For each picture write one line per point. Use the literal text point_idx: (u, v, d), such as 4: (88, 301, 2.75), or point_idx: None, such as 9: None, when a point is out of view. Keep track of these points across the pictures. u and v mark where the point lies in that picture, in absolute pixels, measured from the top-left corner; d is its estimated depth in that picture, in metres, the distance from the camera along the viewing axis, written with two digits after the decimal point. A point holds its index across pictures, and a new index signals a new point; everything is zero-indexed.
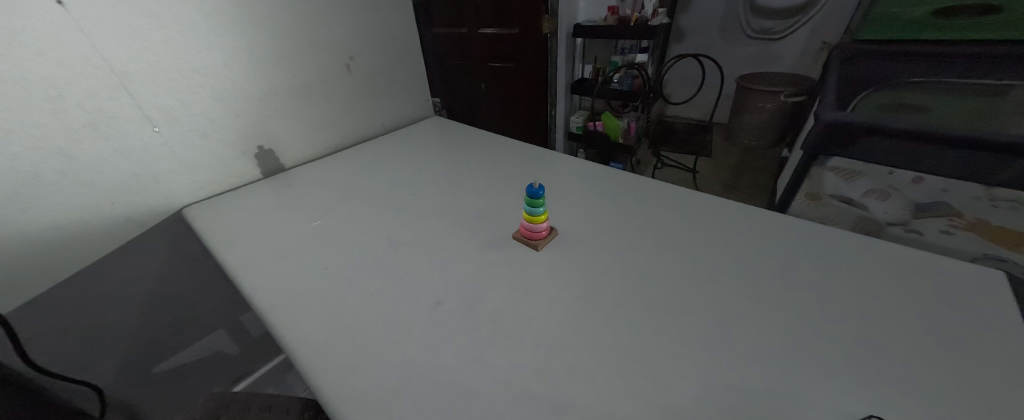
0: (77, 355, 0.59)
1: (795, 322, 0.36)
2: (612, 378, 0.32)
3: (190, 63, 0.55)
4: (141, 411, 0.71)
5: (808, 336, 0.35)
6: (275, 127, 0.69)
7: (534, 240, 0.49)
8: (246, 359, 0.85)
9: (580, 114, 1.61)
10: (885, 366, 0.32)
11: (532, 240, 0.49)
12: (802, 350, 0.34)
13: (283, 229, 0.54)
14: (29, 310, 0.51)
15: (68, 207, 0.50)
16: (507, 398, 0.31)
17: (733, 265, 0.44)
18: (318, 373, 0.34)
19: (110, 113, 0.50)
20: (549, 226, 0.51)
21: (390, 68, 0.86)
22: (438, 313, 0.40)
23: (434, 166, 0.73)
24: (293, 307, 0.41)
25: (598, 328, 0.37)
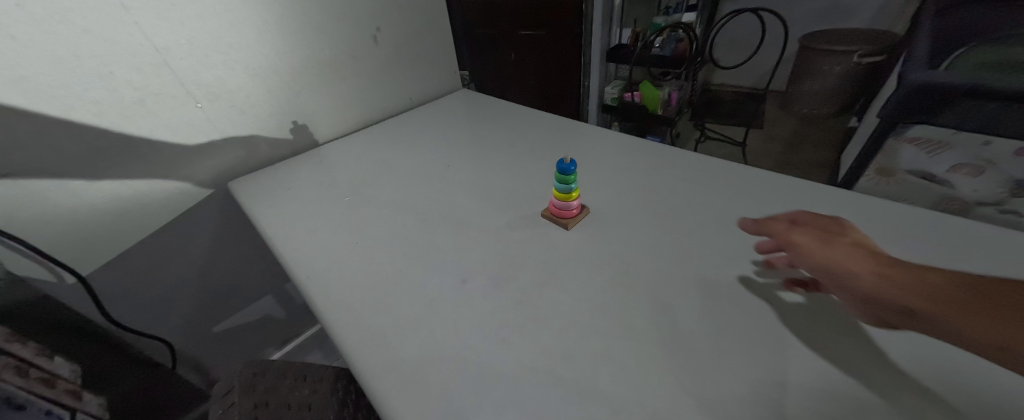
0: (148, 316, 0.66)
1: (861, 317, 0.32)
2: (644, 367, 0.30)
3: (224, 39, 0.56)
4: (205, 364, 0.79)
5: (876, 334, 0.31)
6: (308, 102, 0.69)
7: (564, 219, 0.47)
8: (292, 323, 0.92)
9: (616, 84, 1.51)
10: (970, 370, 0.28)
11: (561, 218, 0.47)
12: (869, 349, 0.30)
13: (316, 203, 0.56)
14: (103, 273, 0.57)
15: (127, 181, 0.54)
16: (532, 381, 0.30)
17: None
18: (348, 345, 0.35)
19: (156, 90, 0.52)
20: (579, 204, 0.48)
21: (416, 39, 0.83)
22: (464, 290, 0.39)
23: (461, 141, 0.71)
24: (325, 280, 0.42)
25: (630, 312, 0.35)
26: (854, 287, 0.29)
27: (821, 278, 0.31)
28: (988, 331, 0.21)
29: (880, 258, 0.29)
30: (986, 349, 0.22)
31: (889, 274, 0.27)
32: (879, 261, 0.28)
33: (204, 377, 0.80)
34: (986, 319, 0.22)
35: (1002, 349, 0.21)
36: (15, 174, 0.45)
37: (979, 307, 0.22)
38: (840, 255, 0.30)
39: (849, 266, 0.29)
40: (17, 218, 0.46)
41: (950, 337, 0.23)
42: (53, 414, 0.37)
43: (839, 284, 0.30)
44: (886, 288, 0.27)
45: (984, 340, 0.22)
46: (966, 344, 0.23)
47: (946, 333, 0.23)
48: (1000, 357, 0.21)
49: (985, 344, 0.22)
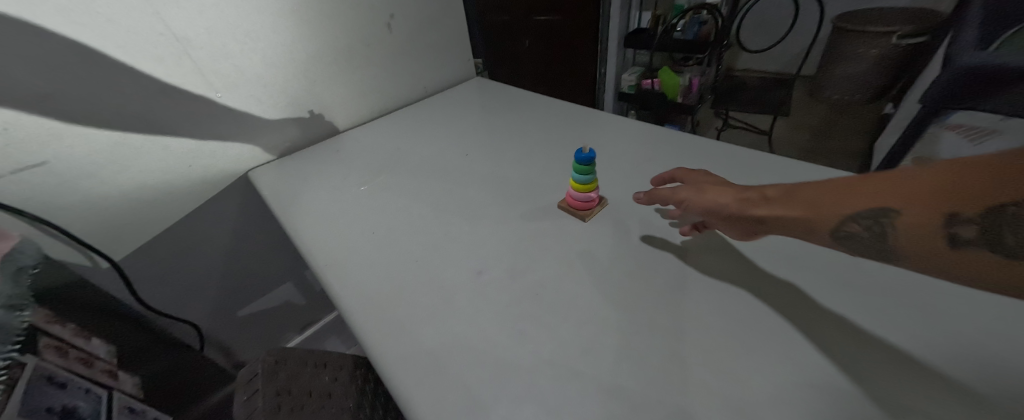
0: (176, 300, 0.68)
1: (896, 320, 0.31)
2: (666, 364, 0.29)
3: (242, 28, 0.56)
4: (231, 346, 0.82)
5: (912, 337, 0.29)
6: (323, 91, 0.69)
7: (582, 211, 0.46)
8: (311, 309, 0.94)
9: (633, 70, 1.46)
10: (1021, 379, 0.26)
11: (579, 210, 0.46)
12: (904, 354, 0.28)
13: (334, 193, 0.56)
14: (134, 258, 0.59)
15: (153, 170, 0.55)
16: (550, 376, 0.30)
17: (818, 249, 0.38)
18: (366, 334, 0.35)
19: (178, 81, 0.53)
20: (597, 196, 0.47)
21: (430, 26, 0.82)
22: (479, 282, 0.39)
23: (476, 130, 0.70)
24: (343, 269, 0.42)
25: (651, 307, 0.34)
26: (724, 217, 0.36)
27: (705, 215, 0.38)
28: (803, 221, 0.29)
29: (730, 189, 0.36)
30: (807, 234, 0.29)
31: (738, 198, 0.35)
32: (728, 191, 0.36)
33: (230, 359, 0.83)
34: (796, 213, 0.29)
35: (813, 229, 0.29)
36: (49, 162, 0.46)
37: (793, 204, 0.30)
38: (706, 198, 0.37)
39: (716, 201, 0.36)
40: (53, 205, 0.48)
41: (782, 230, 0.31)
42: (93, 393, 0.40)
43: (707, 209, 0.37)
44: (741, 208, 0.34)
45: (804, 227, 0.29)
46: (795, 234, 0.30)
47: (783, 231, 0.31)
48: (815, 236, 0.29)
49: (804, 231, 0.29)
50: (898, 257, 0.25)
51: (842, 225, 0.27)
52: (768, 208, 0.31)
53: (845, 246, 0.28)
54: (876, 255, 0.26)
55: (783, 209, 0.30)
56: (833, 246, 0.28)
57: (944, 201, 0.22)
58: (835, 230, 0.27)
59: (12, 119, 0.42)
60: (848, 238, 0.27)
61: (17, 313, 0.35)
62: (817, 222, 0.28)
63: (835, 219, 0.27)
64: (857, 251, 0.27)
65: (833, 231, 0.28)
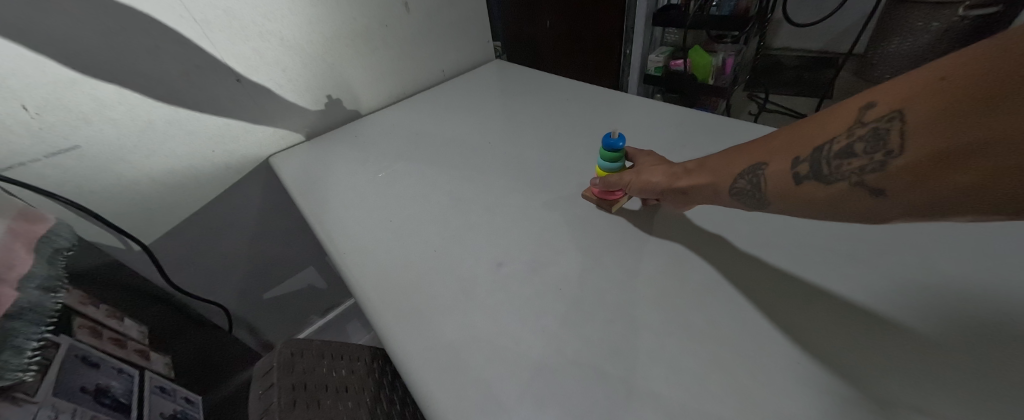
0: (205, 283, 0.70)
1: (967, 332, 0.28)
2: (702, 371, 0.27)
3: (259, 9, 0.54)
4: (258, 327, 0.85)
5: (987, 352, 0.26)
6: (340, 76, 0.68)
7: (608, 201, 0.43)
8: (333, 293, 0.96)
9: (661, 51, 1.38)
10: None
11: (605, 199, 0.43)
12: (977, 372, 0.25)
13: (353, 179, 0.55)
14: (164, 241, 0.60)
15: (178, 155, 0.55)
16: (576, 378, 0.28)
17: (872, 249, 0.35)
18: (385, 326, 0.34)
19: (204, 72, 0.53)
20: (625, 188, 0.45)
21: (448, 6, 0.79)
22: (501, 275, 0.37)
23: (496, 115, 0.68)
24: (362, 258, 0.42)
25: (685, 308, 0.32)
26: (655, 194, 0.40)
27: (643, 194, 0.41)
28: (711, 183, 0.35)
29: (661, 166, 0.40)
30: (715, 196, 0.35)
31: (662, 173, 0.39)
32: (657, 168, 0.40)
33: (257, 339, 0.86)
34: (707, 177, 0.35)
35: (717, 189, 0.34)
36: (81, 147, 0.47)
37: (707, 171, 0.36)
38: (641, 177, 0.41)
39: (648, 181, 0.40)
40: (86, 188, 0.50)
41: (697, 196, 0.36)
42: (125, 373, 0.41)
43: (641, 187, 0.40)
44: (665, 181, 0.38)
45: (712, 189, 0.35)
46: (707, 197, 0.36)
47: (699, 197, 0.36)
48: (719, 196, 0.34)
49: (712, 192, 0.35)
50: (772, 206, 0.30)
51: (734, 181, 0.32)
52: (686, 176, 0.37)
53: (738, 203, 0.33)
54: (760, 206, 0.31)
55: (699, 176, 0.36)
56: (731, 204, 0.34)
57: (796, 149, 0.28)
58: (731, 189, 0.33)
59: (43, 104, 0.43)
60: (738, 193, 0.32)
61: (54, 295, 0.37)
62: (719, 182, 0.34)
63: (730, 177, 0.33)
64: (747, 203, 0.32)
65: (730, 189, 0.33)
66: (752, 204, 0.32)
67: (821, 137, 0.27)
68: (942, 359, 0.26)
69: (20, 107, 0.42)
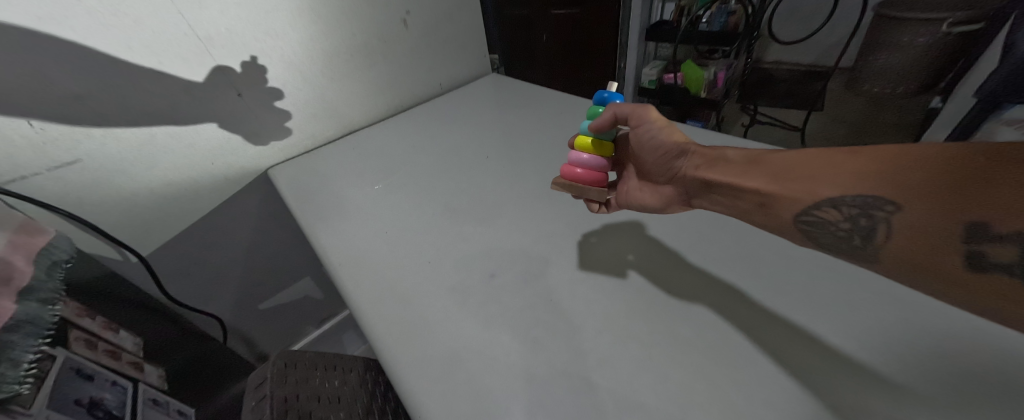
0: (200, 294, 0.70)
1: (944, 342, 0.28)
2: (689, 381, 0.28)
3: (260, 27, 0.56)
4: (252, 338, 0.85)
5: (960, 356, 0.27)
6: (340, 90, 0.70)
7: (573, 180, 0.43)
8: (329, 304, 0.96)
9: (655, 64, 1.41)
10: None
11: (570, 179, 0.43)
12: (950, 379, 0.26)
13: (350, 191, 0.56)
14: (161, 252, 0.61)
15: (179, 167, 0.56)
16: (565, 388, 0.29)
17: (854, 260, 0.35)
18: (378, 336, 0.35)
19: (211, 91, 0.55)
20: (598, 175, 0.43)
21: (446, 22, 0.81)
22: (492, 285, 0.38)
23: (491, 128, 0.69)
24: (357, 269, 0.42)
25: (673, 318, 0.32)
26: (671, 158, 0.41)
27: (653, 157, 0.44)
28: (776, 193, 0.31)
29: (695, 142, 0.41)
30: (761, 209, 0.32)
31: (699, 155, 0.39)
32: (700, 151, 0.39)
33: (252, 349, 0.86)
34: (773, 185, 0.32)
35: (780, 204, 0.31)
36: (82, 160, 0.48)
37: (767, 175, 0.33)
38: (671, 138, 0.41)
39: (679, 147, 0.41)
40: (87, 201, 0.50)
41: (726, 196, 0.35)
42: (119, 385, 0.41)
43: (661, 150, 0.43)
44: (691, 165, 0.39)
45: (769, 201, 0.32)
46: (750, 208, 0.33)
47: (725, 192, 0.35)
48: (771, 211, 0.31)
49: (758, 204, 0.32)
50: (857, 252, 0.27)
51: (823, 206, 0.28)
52: (737, 175, 0.34)
53: (808, 234, 0.30)
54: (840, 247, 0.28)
55: (759, 178, 0.33)
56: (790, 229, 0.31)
57: (953, 209, 0.22)
58: (805, 212, 0.29)
59: (48, 119, 0.44)
60: (817, 222, 0.29)
61: (51, 307, 0.37)
62: (785, 194, 0.30)
63: (814, 199, 0.29)
64: (825, 236, 0.29)
65: (806, 212, 0.29)
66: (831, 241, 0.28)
67: (1001, 207, 0.20)
68: (920, 370, 0.27)
69: (26, 123, 0.43)
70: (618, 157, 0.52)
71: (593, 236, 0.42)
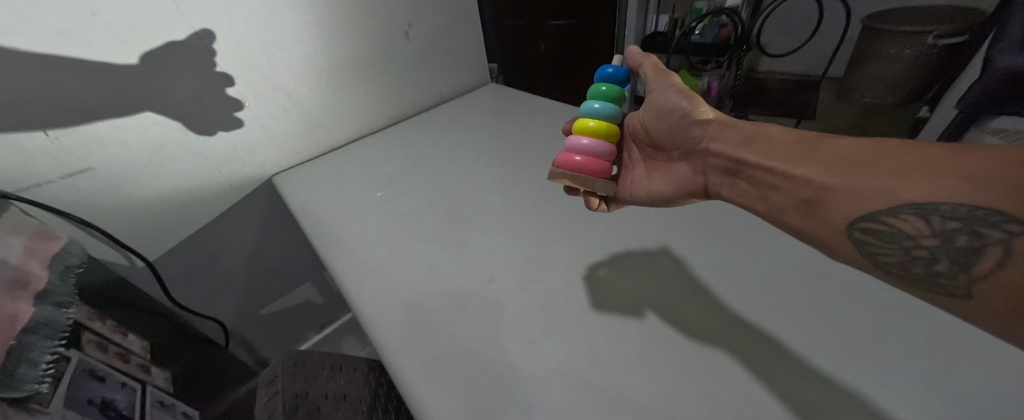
0: (204, 298, 0.71)
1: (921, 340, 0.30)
2: (678, 380, 0.29)
3: (268, 40, 0.58)
4: (253, 343, 0.86)
5: (934, 353, 0.29)
6: (343, 100, 0.72)
7: (568, 165, 0.43)
8: (330, 309, 0.97)
9: None
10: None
11: (565, 164, 0.43)
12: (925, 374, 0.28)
13: (353, 198, 0.58)
14: (167, 257, 0.62)
15: (187, 174, 0.58)
16: (560, 387, 0.30)
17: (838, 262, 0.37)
18: (381, 337, 0.36)
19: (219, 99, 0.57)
20: (593, 160, 0.44)
21: (447, 34, 0.83)
22: (491, 289, 0.39)
23: (490, 136, 0.71)
24: (361, 274, 0.44)
25: (663, 320, 0.34)
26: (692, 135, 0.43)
27: (673, 131, 0.44)
28: (830, 190, 0.28)
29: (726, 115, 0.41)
30: (802, 208, 0.30)
31: (731, 134, 0.39)
32: (731, 130, 0.39)
33: (253, 355, 0.87)
34: (830, 179, 0.29)
35: (832, 205, 0.28)
36: (95, 168, 0.50)
37: (828, 164, 0.30)
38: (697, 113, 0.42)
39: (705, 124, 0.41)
40: (98, 207, 0.52)
41: (749, 186, 0.35)
42: (129, 386, 0.42)
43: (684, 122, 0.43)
44: (717, 145, 0.39)
45: (816, 200, 0.29)
46: (789, 206, 0.31)
47: (761, 177, 0.34)
48: (817, 212, 0.29)
49: (801, 202, 0.30)
50: (931, 280, 0.24)
51: (895, 216, 0.25)
52: (779, 161, 0.33)
53: (867, 250, 0.27)
54: (911, 269, 0.25)
55: (811, 167, 0.30)
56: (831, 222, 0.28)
57: None
58: (866, 220, 0.26)
59: (64, 129, 0.46)
60: (886, 235, 0.26)
61: (66, 310, 0.39)
62: (838, 190, 0.28)
63: (885, 207, 0.26)
64: (890, 254, 0.26)
65: (869, 222, 0.26)
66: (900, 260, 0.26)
67: None
68: (897, 365, 0.28)
69: (42, 133, 0.44)
70: (626, 135, 0.55)
71: (588, 241, 0.43)
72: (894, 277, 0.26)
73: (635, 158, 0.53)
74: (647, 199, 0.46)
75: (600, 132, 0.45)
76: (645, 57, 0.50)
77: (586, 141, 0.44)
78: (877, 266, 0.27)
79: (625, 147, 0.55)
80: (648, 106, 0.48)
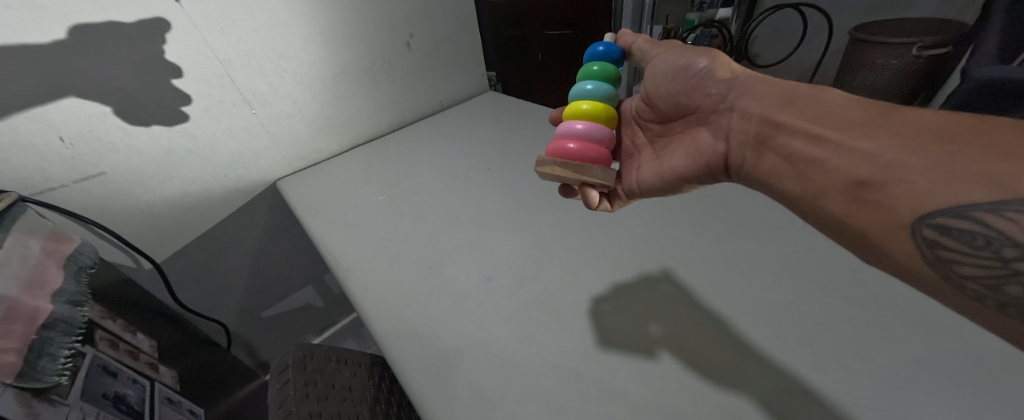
0: (208, 300, 0.73)
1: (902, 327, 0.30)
2: (665, 371, 0.31)
3: (276, 50, 0.61)
4: (254, 345, 0.87)
5: (914, 341, 0.29)
6: (346, 107, 0.74)
7: (563, 149, 0.44)
8: (330, 313, 0.98)
9: None
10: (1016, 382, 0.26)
11: (560, 150, 0.44)
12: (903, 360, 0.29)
13: (356, 201, 0.60)
14: (174, 260, 0.64)
15: (194, 179, 0.60)
16: (554, 378, 0.32)
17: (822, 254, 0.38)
18: (384, 334, 0.38)
19: (218, 96, 0.57)
20: (587, 142, 0.45)
21: (447, 44, 0.86)
22: (489, 288, 0.41)
23: (489, 143, 0.73)
24: (364, 274, 0.46)
25: (653, 315, 0.35)
26: (714, 105, 0.41)
27: (691, 93, 0.43)
28: (902, 169, 0.24)
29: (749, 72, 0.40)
30: (852, 190, 0.27)
31: (756, 95, 0.37)
32: (758, 90, 0.37)
33: (253, 357, 0.87)
34: (907, 156, 0.24)
35: (900, 188, 0.24)
36: (107, 173, 0.52)
37: (895, 135, 0.26)
38: (718, 80, 0.41)
39: (730, 94, 0.40)
40: (109, 210, 0.54)
41: (783, 161, 0.32)
42: (139, 382, 0.46)
43: (700, 83, 0.42)
44: (746, 106, 0.37)
45: (878, 180, 0.25)
46: (836, 188, 0.28)
47: (800, 143, 0.31)
48: (871, 196, 0.25)
49: (853, 182, 0.26)
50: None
51: (996, 215, 0.20)
52: (833, 134, 0.29)
53: (939, 254, 0.23)
54: (1002, 289, 0.20)
55: (876, 140, 0.26)
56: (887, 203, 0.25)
57: None
58: (944, 214, 0.22)
59: (77, 135, 0.48)
60: (968, 237, 0.21)
61: (80, 308, 0.40)
62: (913, 169, 0.24)
63: (988, 200, 0.21)
64: (975, 266, 0.22)
65: (951, 217, 0.22)
66: (987, 276, 0.21)
67: None
68: (867, 353, 0.29)
69: (57, 138, 0.46)
70: (625, 116, 0.55)
71: (582, 242, 0.45)
72: (969, 298, 0.22)
73: (640, 142, 0.52)
74: (658, 181, 0.46)
75: (594, 115, 0.46)
76: (637, 37, 0.53)
77: (580, 126, 0.45)
78: (950, 278, 0.23)
79: (626, 127, 0.56)
80: (654, 76, 0.47)
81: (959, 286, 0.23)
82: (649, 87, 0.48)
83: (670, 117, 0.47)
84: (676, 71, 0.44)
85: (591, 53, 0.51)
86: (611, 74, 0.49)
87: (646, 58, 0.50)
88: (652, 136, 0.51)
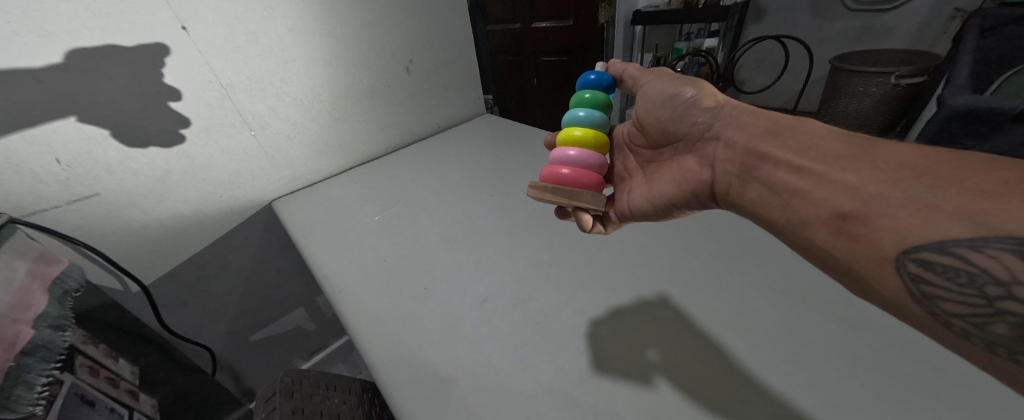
0: (195, 324, 0.71)
1: (893, 350, 0.31)
2: (662, 394, 0.31)
3: (278, 73, 0.62)
4: (239, 371, 0.83)
5: (904, 365, 0.30)
6: (345, 128, 0.75)
7: (554, 178, 0.45)
8: (319, 336, 0.95)
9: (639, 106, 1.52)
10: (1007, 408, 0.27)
11: (552, 179, 0.45)
12: (896, 383, 0.29)
13: (352, 222, 0.60)
14: (162, 282, 0.62)
15: (189, 200, 0.60)
16: (548, 403, 0.31)
17: (813, 277, 0.38)
18: (376, 357, 0.37)
19: (218, 118, 0.58)
20: (577, 167, 0.46)
21: (446, 69, 0.89)
22: (485, 310, 0.41)
23: (485, 164, 0.74)
24: (358, 295, 0.45)
25: (648, 339, 0.35)
26: (700, 134, 0.42)
27: (675, 122, 0.45)
28: (883, 203, 0.25)
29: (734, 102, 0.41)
30: (836, 222, 0.27)
31: (739, 128, 0.38)
32: (742, 120, 0.38)
33: (238, 384, 0.84)
34: (887, 190, 0.25)
35: (882, 222, 0.25)
36: (100, 194, 0.51)
37: (874, 169, 0.26)
38: (702, 108, 0.42)
39: (713, 122, 0.41)
40: (99, 231, 0.53)
41: (766, 190, 0.33)
42: (116, 412, 0.45)
43: (683, 112, 0.44)
44: (729, 138, 0.39)
45: (860, 213, 0.26)
46: (821, 219, 0.28)
47: (782, 175, 0.32)
48: (855, 229, 0.26)
49: (836, 214, 0.27)
50: (1010, 344, 0.21)
51: (976, 251, 0.22)
52: (813, 165, 0.30)
53: (924, 290, 0.24)
54: (989, 328, 0.21)
55: (856, 172, 0.27)
56: (868, 237, 0.25)
57: None
58: (927, 250, 0.23)
59: (74, 157, 0.48)
60: (953, 273, 0.22)
61: (62, 333, 0.39)
62: (894, 203, 0.25)
63: (968, 236, 0.22)
64: (960, 303, 0.23)
65: (934, 252, 0.23)
66: (974, 313, 0.22)
67: None
68: (858, 375, 0.29)
69: (54, 160, 0.46)
70: (618, 142, 0.57)
71: (578, 263, 0.45)
72: (957, 335, 0.23)
73: (631, 167, 0.54)
74: (647, 208, 0.47)
75: (586, 142, 0.47)
76: (627, 65, 0.55)
77: (573, 153, 0.46)
78: (936, 315, 0.24)
79: (618, 154, 0.57)
80: (644, 103, 0.49)
81: (946, 323, 0.24)
82: (639, 113, 0.50)
83: (658, 144, 0.48)
84: (662, 97, 0.46)
85: (583, 81, 0.53)
86: (603, 102, 0.50)
87: (637, 85, 0.52)
88: (642, 162, 0.52)
